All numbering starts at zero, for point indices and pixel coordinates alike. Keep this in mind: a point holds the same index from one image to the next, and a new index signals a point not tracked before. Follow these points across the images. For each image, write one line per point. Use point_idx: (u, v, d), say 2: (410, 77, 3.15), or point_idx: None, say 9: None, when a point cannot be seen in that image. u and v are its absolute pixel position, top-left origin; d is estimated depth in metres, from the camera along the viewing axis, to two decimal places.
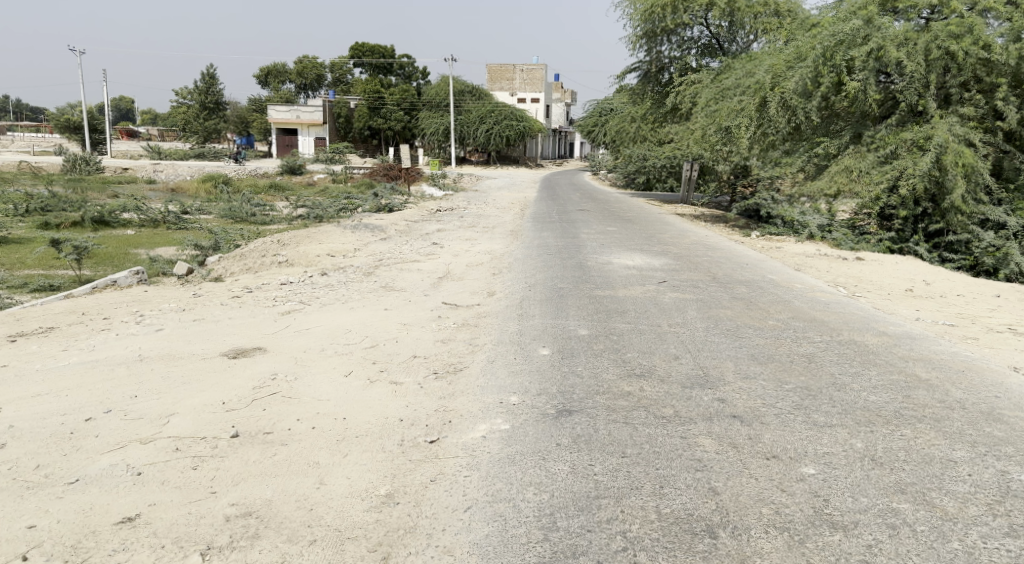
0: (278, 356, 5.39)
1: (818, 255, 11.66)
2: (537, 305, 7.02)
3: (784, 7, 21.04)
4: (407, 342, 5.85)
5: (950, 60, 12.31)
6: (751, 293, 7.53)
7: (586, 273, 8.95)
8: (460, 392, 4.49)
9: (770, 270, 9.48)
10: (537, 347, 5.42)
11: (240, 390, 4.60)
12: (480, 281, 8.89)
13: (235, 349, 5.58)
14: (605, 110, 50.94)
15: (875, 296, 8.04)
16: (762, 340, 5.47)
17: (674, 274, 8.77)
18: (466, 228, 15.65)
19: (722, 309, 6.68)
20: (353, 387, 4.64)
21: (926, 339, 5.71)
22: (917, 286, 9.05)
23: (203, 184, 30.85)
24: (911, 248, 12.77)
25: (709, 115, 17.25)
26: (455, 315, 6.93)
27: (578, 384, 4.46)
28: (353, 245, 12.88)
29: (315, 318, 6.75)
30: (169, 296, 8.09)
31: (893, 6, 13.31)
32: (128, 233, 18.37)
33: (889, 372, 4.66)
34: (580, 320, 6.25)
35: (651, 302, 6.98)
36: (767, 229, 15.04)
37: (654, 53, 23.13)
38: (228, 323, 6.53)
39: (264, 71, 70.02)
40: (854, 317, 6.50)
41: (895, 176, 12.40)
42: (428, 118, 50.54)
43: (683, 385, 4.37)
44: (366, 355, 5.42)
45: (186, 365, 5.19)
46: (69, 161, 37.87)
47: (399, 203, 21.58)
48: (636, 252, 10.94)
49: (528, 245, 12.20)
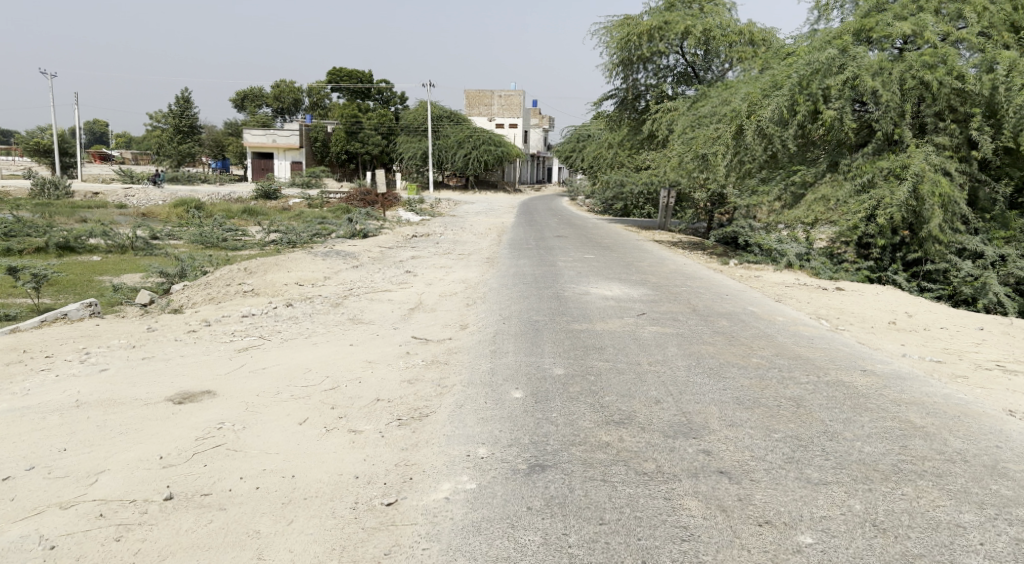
0: (228, 401, 5.00)
1: (797, 284, 11.52)
2: (511, 340, 6.68)
3: (759, 36, 21.25)
4: (370, 382, 5.47)
5: (924, 89, 12.37)
6: (733, 326, 7.27)
7: (563, 304, 8.64)
8: (424, 442, 4.13)
9: (750, 301, 9.25)
10: (509, 389, 5.07)
11: (181, 441, 4.24)
12: (453, 313, 8.54)
13: (182, 393, 5.18)
14: (582, 135, 51.20)
15: (858, 329, 7.82)
16: (747, 381, 5.18)
17: (653, 306, 8.50)
18: (442, 255, 15.34)
19: (703, 344, 6.39)
20: (306, 438, 4.27)
21: (916, 380, 5.46)
22: (899, 318, 8.88)
23: (175, 208, 30.27)
24: (890, 277, 12.74)
25: (686, 143, 17.18)
26: (424, 351, 6.56)
27: (552, 433, 4.11)
28: (323, 273, 12.48)
29: (274, 356, 6.35)
30: (121, 330, 7.64)
31: (868, 35, 13.37)
32: (94, 259, 17.78)
33: (882, 418, 4.38)
34: (555, 357, 5.92)
35: (630, 337, 6.68)
36: (745, 258, 14.91)
37: (630, 80, 23.22)
38: (178, 363, 6.10)
39: (241, 96, 69.59)
40: (840, 354, 6.25)
41: (873, 206, 12.24)
42: (406, 143, 50.38)
43: (665, 434, 4.04)
44: (324, 399, 5.03)
45: (127, 412, 4.79)
46: (37, 184, 37.01)
47: (374, 228, 21.21)
48: (614, 282, 10.69)
49: (504, 273, 11.89)
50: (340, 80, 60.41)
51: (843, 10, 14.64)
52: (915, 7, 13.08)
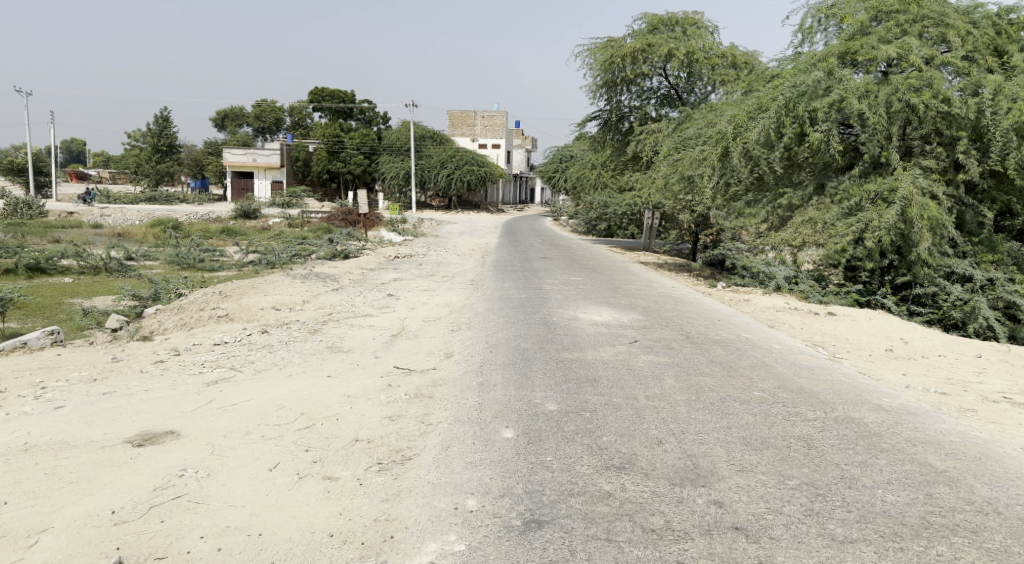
0: (193, 442, 4.59)
1: (788, 308, 11.31)
2: (499, 371, 6.34)
3: (741, 59, 21.31)
4: (348, 420, 5.09)
5: (911, 112, 12.30)
6: (730, 355, 6.98)
7: (552, 330, 8.32)
8: (406, 492, 3.76)
9: (743, 327, 9.00)
10: (499, 428, 4.70)
11: (137, 492, 3.83)
12: (437, 340, 8.18)
13: (143, 434, 4.75)
14: (565, 156, 51.38)
15: (857, 358, 7.59)
16: (752, 417, 4.88)
17: (645, 333, 8.20)
18: (424, 277, 14.96)
19: (701, 376, 6.08)
20: (276, 488, 3.90)
21: (927, 416, 5.20)
22: (895, 345, 8.71)
23: (153, 229, 29.66)
24: (879, 301, 12.60)
25: (671, 164, 17.00)
26: (407, 383, 6.18)
27: (548, 481, 3.75)
28: (302, 296, 12.06)
29: (246, 390, 5.93)
30: (84, 361, 7.17)
31: (853, 58, 13.32)
32: (65, 281, 17.18)
33: (901, 461, 4.09)
34: (547, 391, 5.58)
35: (624, 368, 6.36)
36: (733, 281, 14.73)
37: (614, 102, 23.17)
38: (141, 399, 5.65)
39: (221, 115, 68.98)
40: (844, 387, 5.99)
41: (860, 228, 12.12)
42: (388, 162, 50.10)
43: (671, 482, 3.71)
44: (298, 440, 4.65)
45: (78, 457, 4.35)
46: (10, 204, 36.20)
47: (355, 248, 20.80)
48: (603, 306, 10.41)
49: (489, 297, 11.57)
50: (321, 101, 60.06)
51: (827, 33, 14.62)
52: (899, 30, 13.02)
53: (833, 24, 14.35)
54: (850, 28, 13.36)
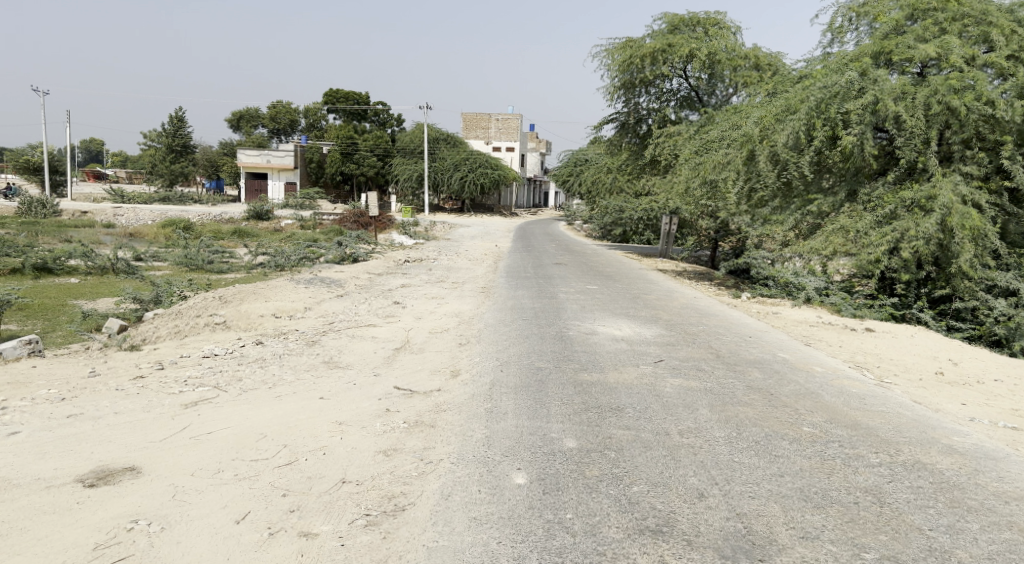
0: (152, 483, 3.93)
1: (821, 323, 10.53)
2: (510, 394, 5.67)
3: (765, 61, 20.53)
4: (337, 455, 4.44)
5: (951, 116, 11.47)
6: (767, 380, 6.27)
7: (568, 346, 7.65)
8: (395, 559, 3.13)
9: (778, 345, 8.27)
10: (511, 471, 4.02)
11: (75, 552, 3.20)
12: (443, 355, 7.52)
13: (98, 469, 4.09)
14: (580, 160, 50.74)
15: (906, 384, 6.88)
16: (806, 462, 4.23)
17: (671, 350, 7.49)
18: (434, 284, 14.33)
19: (740, 405, 5.37)
20: (241, 549, 3.27)
21: (1009, 460, 4.50)
22: (945, 368, 7.98)
23: (163, 229, 29.21)
24: (915, 315, 11.78)
25: (692, 168, 16.20)
26: (407, 407, 5.53)
27: (569, 551, 3.13)
28: (304, 303, 11.42)
29: (225, 415, 5.26)
30: (59, 374, 6.54)
31: (888, 58, 12.52)
32: (71, 282, 16.69)
33: (998, 527, 3.43)
34: (564, 421, 4.90)
35: (651, 393, 5.68)
36: (759, 291, 13.94)
37: (632, 104, 22.49)
38: (108, 425, 4.98)
39: (237, 116, 68.90)
40: (904, 421, 5.27)
41: (896, 238, 11.33)
42: (402, 164, 49.62)
43: (720, 555, 3.09)
44: (275, 481, 4.01)
45: (16, 500, 3.68)
46: (24, 203, 35.97)
47: (365, 251, 20.18)
48: (622, 318, 9.72)
49: (501, 306, 10.92)
50: (336, 102, 59.63)
51: (858, 32, 13.82)
52: (938, 28, 12.22)
53: (865, 22, 13.54)
54: (884, 26, 12.56)
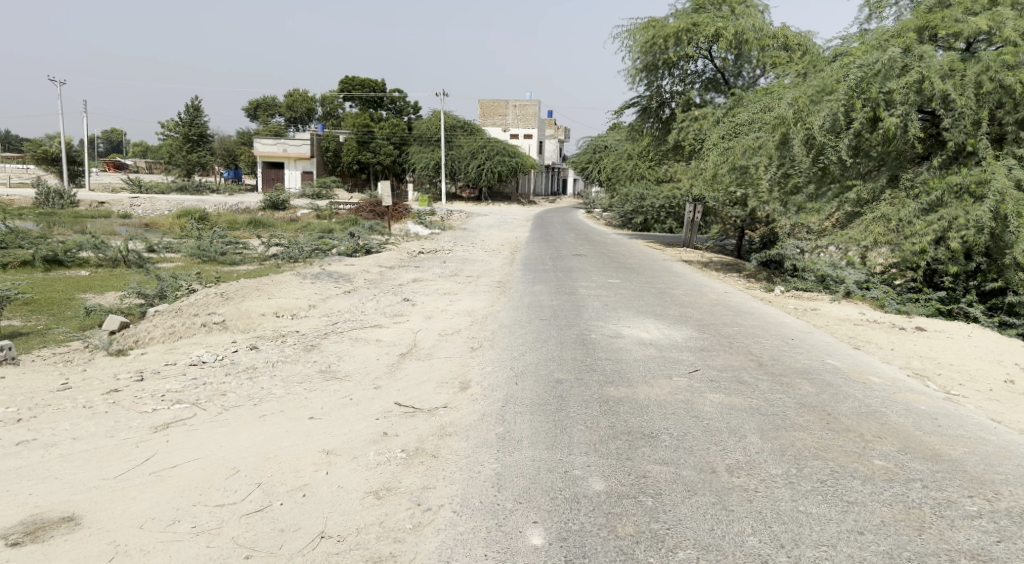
0: (91, 539, 3.26)
1: (867, 321, 9.62)
2: (526, 416, 4.91)
3: (795, 40, 19.36)
4: (319, 496, 3.72)
5: (1004, 93, 10.39)
6: (820, 396, 5.43)
7: (591, 352, 6.87)
8: None
9: (825, 349, 7.40)
10: (526, 530, 3.27)
11: None
12: (454, 362, 6.79)
13: (30, 520, 3.43)
14: (598, 147, 49.63)
15: (977, 397, 6.05)
16: (889, 512, 3.45)
17: (706, 357, 6.69)
18: (448, 278, 13.60)
19: (795, 431, 4.58)
20: None
21: None
22: (1013, 375, 7.10)
23: (179, 219, 28.77)
24: (964, 310, 10.80)
25: (720, 152, 15.24)
26: (409, 430, 4.81)
27: None
28: (309, 300, 10.74)
29: (198, 442, 4.55)
30: (25, 388, 5.89)
31: (933, 33, 11.38)
32: (80, 274, 16.19)
33: None
34: (590, 454, 4.13)
35: (689, 414, 4.89)
36: (793, 283, 13.02)
37: (654, 87, 21.43)
38: (60, 457, 4.30)
39: (253, 105, 67.94)
40: (992, 451, 4.44)
41: (943, 227, 10.36)
42: (417, 153, 48.84)
43: None
44: (240, 535, 3.33)
45: None
46: (42, 194, 35.76)
47: (378, 243, 19.50)
48: (648, 317, 8.91)
49: (518, 303, 10.20)
50: (352, 90, 59.10)
51: (900, 6, 12.74)
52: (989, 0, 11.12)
53: None
54: None
